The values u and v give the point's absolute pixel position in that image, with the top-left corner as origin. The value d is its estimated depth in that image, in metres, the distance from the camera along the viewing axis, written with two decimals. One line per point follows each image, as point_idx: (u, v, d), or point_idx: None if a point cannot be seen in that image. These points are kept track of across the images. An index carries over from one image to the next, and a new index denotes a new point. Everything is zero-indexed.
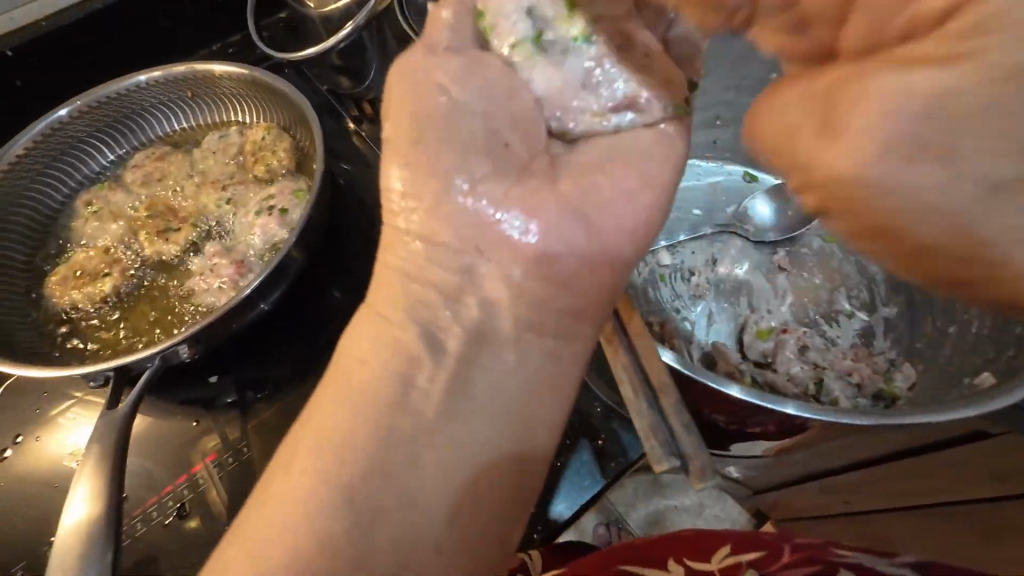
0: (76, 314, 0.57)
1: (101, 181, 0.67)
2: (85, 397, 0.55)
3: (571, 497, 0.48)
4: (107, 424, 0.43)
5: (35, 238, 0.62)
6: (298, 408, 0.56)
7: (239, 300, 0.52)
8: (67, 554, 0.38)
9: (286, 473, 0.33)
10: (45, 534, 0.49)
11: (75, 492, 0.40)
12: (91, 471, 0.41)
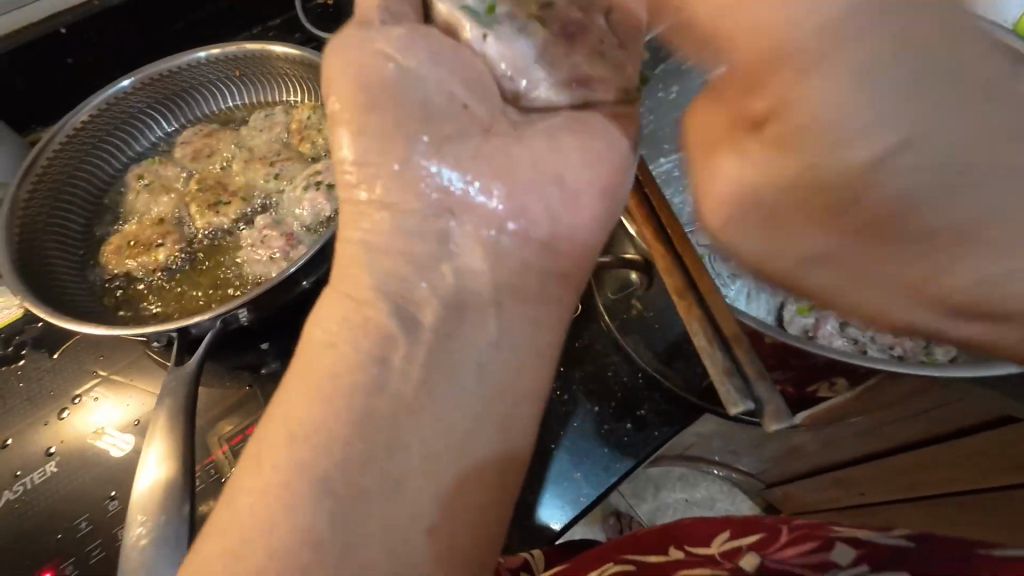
0: (132, 280, 0.59)
1: (150, 156, 0.69)
2: (109, 376, 0.56)
3: (579, 469, 0.50)
4: (176, 380, 0.45)
5: (86, 209, 0.64)
6: None
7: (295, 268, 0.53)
8: (146, 509, 0.40)
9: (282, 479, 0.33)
10: (104, 488, 0.51)
11: (147, 453, 0.42)
12: (161, 429, 0.42)
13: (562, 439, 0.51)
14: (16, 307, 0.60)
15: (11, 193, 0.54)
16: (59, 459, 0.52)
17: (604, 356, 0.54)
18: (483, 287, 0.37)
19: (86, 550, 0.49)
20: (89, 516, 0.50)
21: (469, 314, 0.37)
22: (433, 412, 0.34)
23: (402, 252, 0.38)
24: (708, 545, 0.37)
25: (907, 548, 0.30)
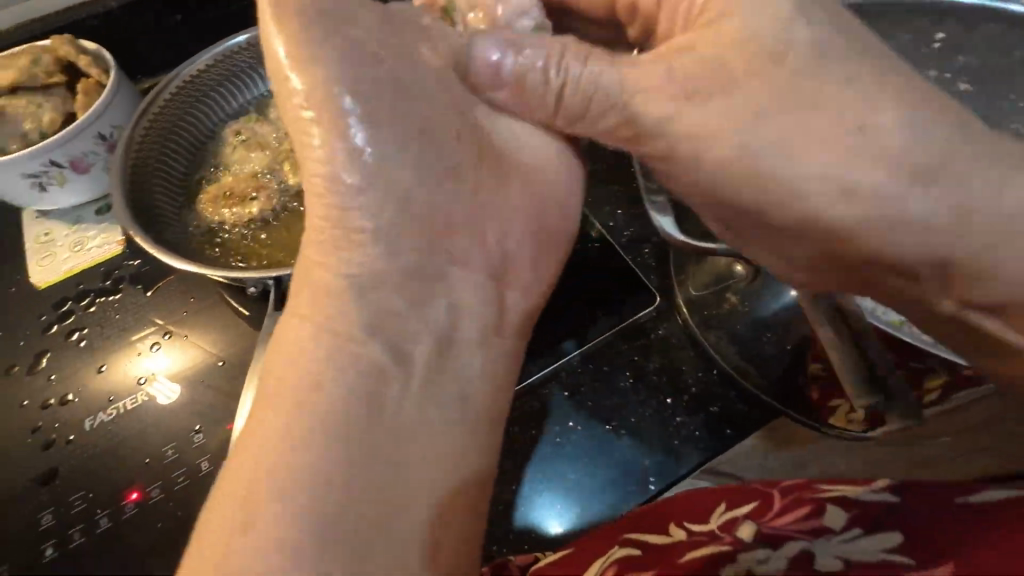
0: (224, 228, 0.62)
1: (246, 114, 0.71)
2: (166, 326, 0.59)
3: (572, 475, 0.50)
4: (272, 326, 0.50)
5: (188, 159, 0.67)
6: None
7: None
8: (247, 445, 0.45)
9: (272, 478, 0.36)
10: (190, 421, 0.54)
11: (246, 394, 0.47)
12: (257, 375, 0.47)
13: (542, 451, 0.51)
14: (115, 245, 0.65)
15: (127, 137, 0.58)
16: (149, 390, 0.55)
17: (680, 349, 0.54)
18: (450, 308, 0.45)
19: (171, 477, 0.51)
20: (173, 446, 0.52)
21: (428, 338, 0.43)
22: (397, 420, 0.39)
23: (381, 291, 0.43)
24: (708, 521, 0.40)
25: (892, 500, 0.36)
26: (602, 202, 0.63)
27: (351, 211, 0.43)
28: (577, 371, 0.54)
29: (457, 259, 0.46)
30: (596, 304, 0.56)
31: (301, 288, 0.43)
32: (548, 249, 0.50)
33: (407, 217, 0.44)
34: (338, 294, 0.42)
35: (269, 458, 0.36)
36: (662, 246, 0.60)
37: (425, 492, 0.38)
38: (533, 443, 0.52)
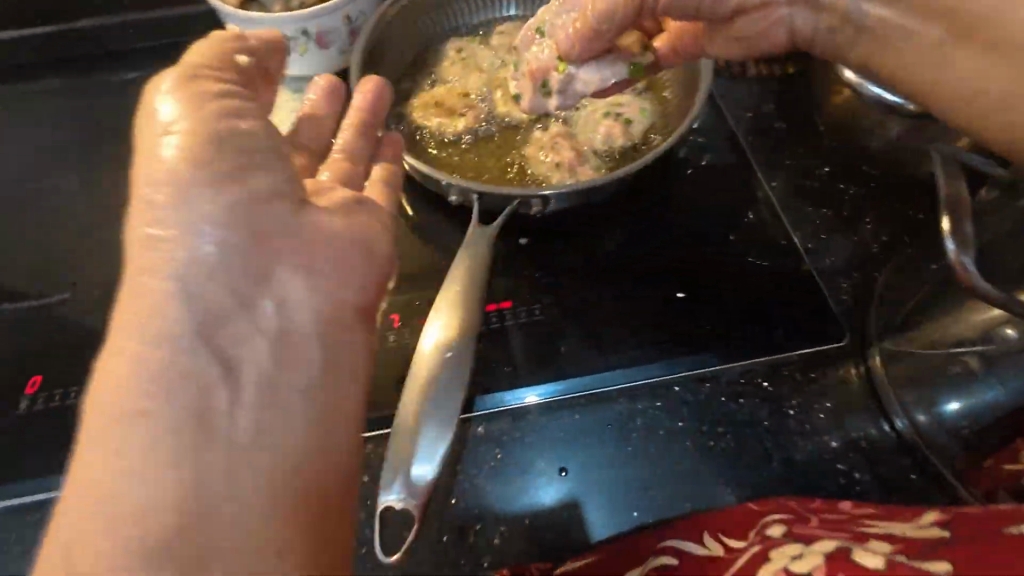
0: (426, 131, 0.64)
1: (470, 34, 0.73)
2: None
3: (605, 470, 0.48)
4: (471, 252, 0.48)
5: (410, 62, 0.69)
6: (588, 300, 0.55)
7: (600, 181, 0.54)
8: (428, 371, 0.41)
9: (85, 493, 0.30)
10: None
11: (432, 322, 0.44)
12: (448, 302, 0.45)
13: (568, 438, 0.49)
14: None
15: (375, 19, 0.63)
16: None
17: (858, 397, 0.50)
18: (189, 313, 0.34)
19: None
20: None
21: (261, 352, 0.36)
22: (128, 386, 0.32)
23: (209, 286, 0.35)
24: (745, 534, 0.39)
25: (945, 537, 0.33)
26: (808, 223, 0.60)
27: (183, 223, 0.35)
28: (740, 381, 0.51)
29: (292, 272, 0.38)
30: (779, 322, 0.53)
31: (127, 294, 0.35)
32: (348, 278, 0.39)
33: (187, 311, 0.34)
34: (172, 308, 0.34)
35: (98, 495, 0.30)
36: (864, 290, 0.55)
37: (239, 527, 0.32)
38: (553, 429, 0.49)
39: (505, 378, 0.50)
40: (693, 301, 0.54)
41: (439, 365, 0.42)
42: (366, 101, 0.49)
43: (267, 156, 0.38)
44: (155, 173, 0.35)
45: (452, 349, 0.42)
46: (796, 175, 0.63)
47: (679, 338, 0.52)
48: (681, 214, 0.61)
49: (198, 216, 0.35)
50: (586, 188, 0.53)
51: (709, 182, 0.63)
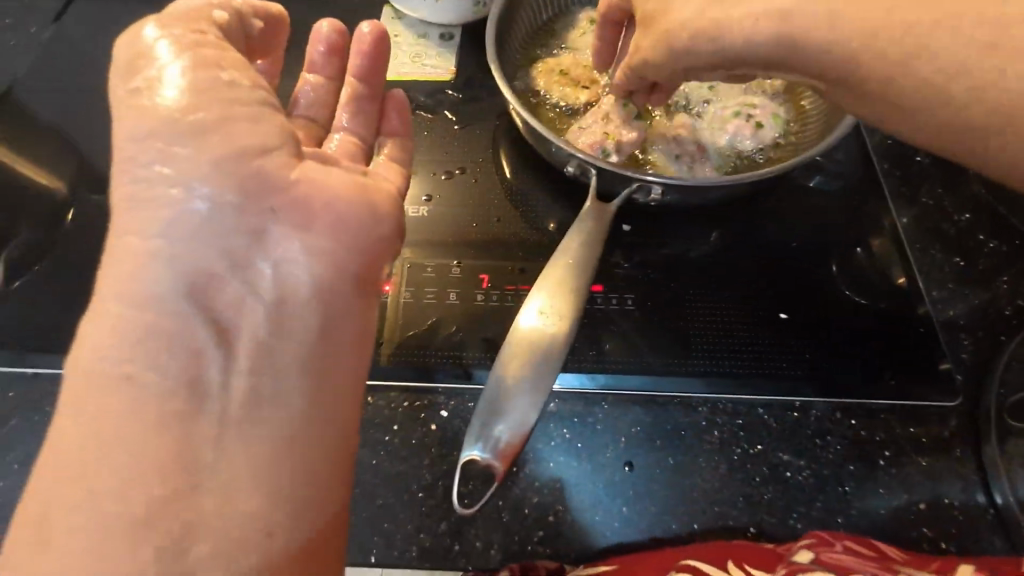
0: (546, 99, 0.63)
1: None
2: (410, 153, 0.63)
3: (671, 473, 0.46)
4: (584, 232, 0.48)
5: (540, 24, 0.67)
6: (684, 300, 0.54)
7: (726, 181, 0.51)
8: (528, 342, 0.41)
9: (83, 413, 0.33)
10: (432, 250, 0.57)
11: (532, 297, 0.44)
12: (552, 277, 0.45)
13: (638, 433, 0.48)
14: (445, 72, 0.69)
15: None
16: (428, 208, 0.59)
17: (958, 464, 0.46)
18: (186, 269, 0.36)
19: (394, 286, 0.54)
20: (411, 253, 0.56)
21: (256, 318, 0.37)
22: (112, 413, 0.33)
23: (204, 245, 0.37)
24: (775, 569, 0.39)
25: None
26: (935, 269, 0.55)
27: (181, 182, 0.37)
28: (830, 418, 0.48)
29: (282, 216, 0.38)
30: (883, 364, 0.50)
31: (112, 253, 0.37)
32: (356, 242, 0.39)
33: (195, 258, 0.37)
34: (157, 266, 0.36)
35: (91, 425, 0.32)
36: (987, 353, 0.50)
37: (252, 501, 0.33)
38: (624, 422, 0.48)
39: (587, 360, 0.50)
40: (795, 324, 0.52)
41: (541, 340, 0.42)
42: (393, 117, 0.50)
43: (256, 110, 0.39)
44: (140, 128, 0.37)
45: (557, 328, 0.42)
46: (932, 216, 0.58)
47: (772, 358, 0.50)
48: (794, 232, 0.58)
49: (193, 190, 0.37)
50: (717, 184, 0.51)
51: (831, 204, 0.60)
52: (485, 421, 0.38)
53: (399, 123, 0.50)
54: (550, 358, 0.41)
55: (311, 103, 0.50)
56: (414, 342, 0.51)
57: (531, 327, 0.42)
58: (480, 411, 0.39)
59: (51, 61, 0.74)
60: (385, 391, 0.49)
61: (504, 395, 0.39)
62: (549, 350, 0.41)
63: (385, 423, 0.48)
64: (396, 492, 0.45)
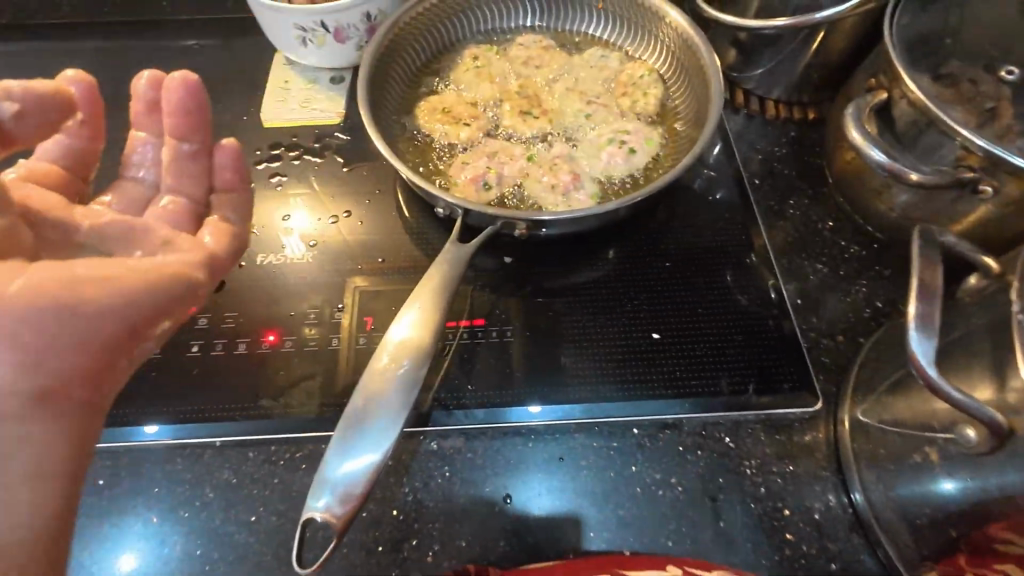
0: (429, 138, 0.64)
1: (489, 41, 0.72)
2: (314, 192, 0.66)
3: (549, 499, 0.47)
4: (452, 259, 0.48)
5: (423, 63, 0.69)
6: (564, 327, 0.55)
7: (592, 212, 0.53)
8: (388, 367, 0.42)
9: None
10: (375, 280, 0.60)
11: (402, 315, 0.45)
12: (416, 305, 0.46)
13: (519, 464, 0.49)
14: (334, 115, 0.71)
15: (393, 19, 0.63)
16: (314, 253, 0.62)
17: (820, 466, 0.49)
18: None
19: (345, 315, 0.57)
20: (363, 281, 0.60)
21: None
22: None
23: None
24: None
25: None
26: (800, 278, 0.58)
27: None
28: (702, 433, 0.50)
29: None
30: (751, 376, 0.52)
31: None
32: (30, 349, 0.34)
33: None
34: None
35: None
36: (848, 356, 0.53)
37: None
38: (508, 454, 0.49)
39: (465, 397, 0.51)
40: (666, 344, 0.53)
41: (387, 383, 0.42)
42: (226, 155, 0.49)
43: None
44: None
45: (404, 368, 0.42)
46: (798, 227, 0.61)
47: (645, 379, 0.52)
48: (670, 252, 0.60)
49: None
50: (581, 216, 0.53)
51: (704, 221, 0.62)
52: (325, 471, 0.39)
53: (237, 176, 0.50)
54: (394, 402, 0.41)
55: (147, 165, 0.50)
56: (298, 390, 0.53)
57: (379, 370, 0.42)
58: (330, 453, 0.40)
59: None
60: (266, 444, 0.50)
61: (348, 445, 0.40)
62: (395, 392, 0.42)
63: (265, 476, 0.49)
64: (276, 544, 0.46)
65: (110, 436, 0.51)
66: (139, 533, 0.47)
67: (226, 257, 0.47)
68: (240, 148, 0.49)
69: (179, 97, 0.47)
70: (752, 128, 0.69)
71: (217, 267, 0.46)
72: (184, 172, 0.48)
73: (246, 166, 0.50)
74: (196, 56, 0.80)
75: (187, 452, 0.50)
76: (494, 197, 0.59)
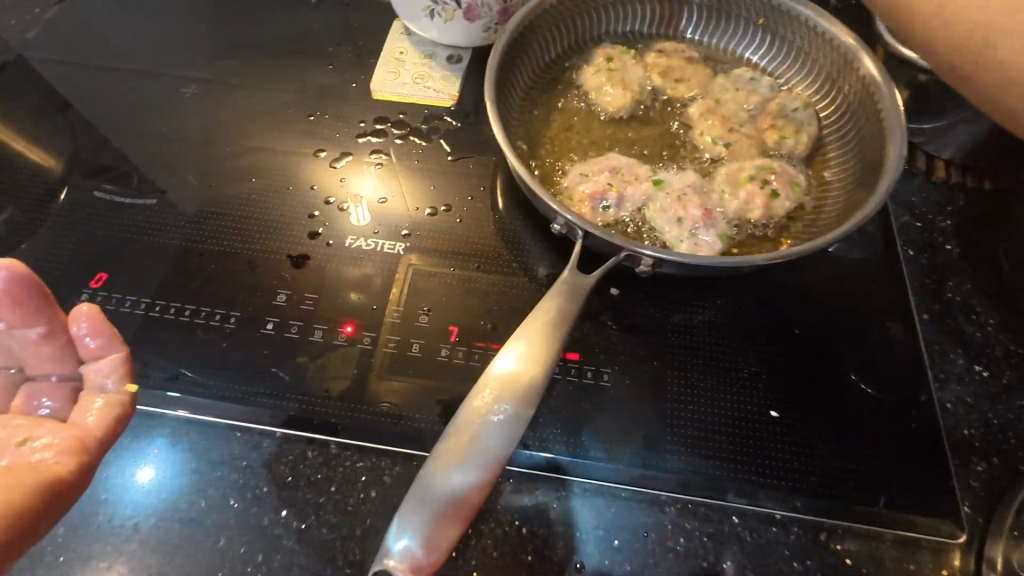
0: (546, 142, 0.58)
1: (626, 43, 0.65)
2: (406, 170, 0.62)
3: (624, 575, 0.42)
4: (572, 288, 0.43)
5: (552, 55, 0.62)
6: (670, 380, 0.49)
7: (737, 263, 0.46)
8: (489, 404, 0.38)
9: None
10: (432, 261, 0.56)
11: (512, 344, 0.40)
12: (527, 335, 0.40)
13: (598, 532, 0.43)
14: (447, 97, 0.66)
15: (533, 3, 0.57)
16: (405, 245, 0.57)
17: None
18: None
19: (394, 288, 0.54)
20: (420, 260, 0.56)
21: None
22: None
23: None
24: None
25: None
26: (951, 376, 0.50)
27: None
28: (812, 536, 0.43)
29: None
30: (880, 484, 0.45)
31: None
32: None
33: None
34: None
35: None
36: (1003, 481, 0.45)
37: None
38: (589, 518, 0.44)
39: (549, 439, 0.46)
40: (785, 425, 0.47)
41: (485, 425, 0.37)
42: (106, 370, 0.42)
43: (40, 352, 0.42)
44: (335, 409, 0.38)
45: (503, 413, 0.37)
46: (955, 314, 0.53)
47: (754, 461, 0.45)
48: (799, 317, 0.53)
49: None
50: (717, 263, 0.46)
51: (842, 287, 0.54)
52: (403, 519, 0.35)
53: (122, 382, 0.42)
54: (489, 452, 0.36)
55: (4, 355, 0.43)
56: (372, 393, 0.49)
57: (476, 411, 0.37)
58: (409, 497, 0.35)
59: (66, 51, 0.74)
60: (328, 445, 0.47)
61: (433, 492, 0.35)
62: (491, 440, 0.36)
63: (318, 484, 0.45)
64: (322, 562, 0.42)
65: (157, 401, 0.48)
66: (163, 456, 0.46)
67: (105, 439, 0.40)
68: (126, 353, 0.42)
69: (80, 333, 0.41)
70: (914, 187, 0.60)
71: (92, 455, 0.39)
72: (50, 379, 0.43)
73: (130, 367, 0.42)
74: (311, 11, 0.76)
75: (244, 436, 0.47)
76: (614, 223, 0.53)
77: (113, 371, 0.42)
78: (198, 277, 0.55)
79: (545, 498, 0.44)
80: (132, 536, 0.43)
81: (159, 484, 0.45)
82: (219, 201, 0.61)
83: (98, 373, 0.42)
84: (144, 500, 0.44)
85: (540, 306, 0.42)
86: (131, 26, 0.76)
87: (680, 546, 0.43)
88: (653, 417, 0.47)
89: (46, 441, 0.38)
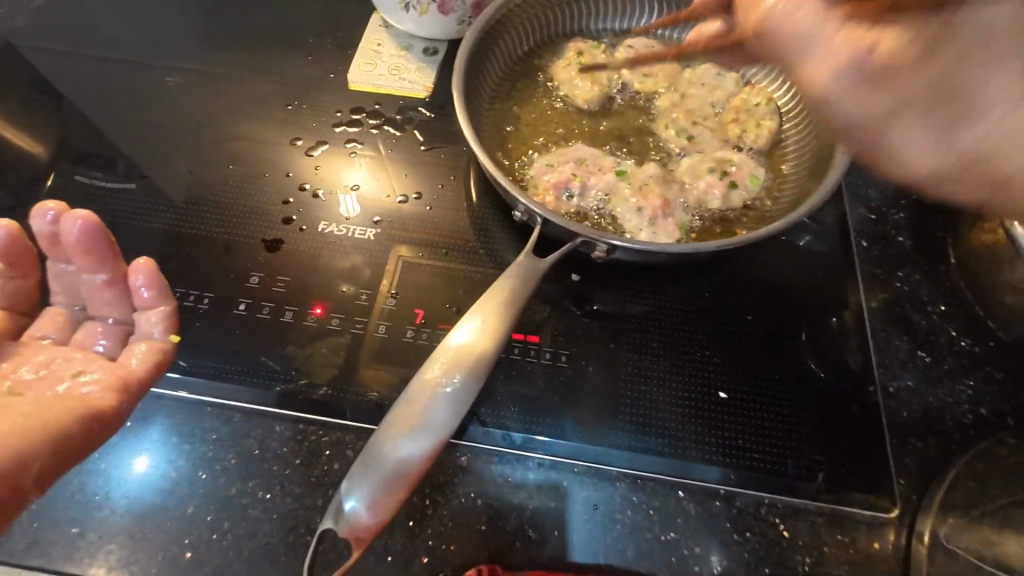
0: (515, 133, 0.60)
1: (597, 37, 0.67)
2: (381, 160, 0.64)
3: (572, 544, 0.44)
4: (526, 270, 0.45)
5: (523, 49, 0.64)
6: (625, 362, 0.51)
7: (688, 249, 0.48)
8: (438, 377, 0.40)
9: None
10: (420, 251, 0.58)
11: (465, 322, 0.42)
12: (480, 314, 0.42)
13: (549, 505, 0.45)
14: (422, 88, 0.68)
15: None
16: (377, 232, 0.59)
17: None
18: None
19: (384, 279, 0.56)
20: (409, 251, 0.58)
21: None
22: None
23: None
24: None
25: None
26: (895, 362, 0.52)
27: None
28: (752, 511, 0.45)
29: None
30: (820, 463, 0.47)
31: None
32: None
33: None
34: None
35: None
36: (938, 461, 0.47)
37: None
38: (542, 492, 0.46)
39: (506, 416, 0.48)
40: (731, 405, 0.49)
41: (435, 396, 0.39)
42: (156, 320, 0.46)
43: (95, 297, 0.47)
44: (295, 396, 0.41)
45: (452, 385, 0.39)
46: (903, 303, 0.55)
47: (700, 439, 0.48)
48: (753, 305, 0.55)
49: None
50: (669, 250, 0.48)
51: (796, 276, 0.56)
52: (352, 483, 0.37)
53: (168, 333, 0.47)
54: (437, 421, 0.38)
55: (67, 292, 0.48)
56: (339, 371, 0.51)
57: (427, 383, 0.39)
58: (358, 462, 0.37)
59: (52, 39, 0.75)
60: (296, 421, 0.49)
61: (382, 459, 0.37)
62: (439, 410, 0.39)
63: (285, 457, 0.47)
64: (285, 529, 0.44)
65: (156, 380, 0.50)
66: (161, 444, 0.47)
67: (147, 382, 0.45)
68: (174, 309, 0.47)
69: (138, 285, 0.45)
70: (871, 182, 0.62)
71: (136, 395, 0.44)
72: (105, 321, 0.48)
73: (175, 321, 0.47)
74: (293, 3, 0.78)
75: (216, 411, 0.49)
76: (577, 211, 0.55)
77: (163, 321, 0.46)
78: (175, 260, 0.57)
79: (500, 472, 0.46)
80: (105, 504, 0.45)
81: (156, 474, 0.46)
82: (198, 187, 0.62)
83: (147, 321, 0.46)
84: (138, 486, 0.45)
85: (495, 286, 0.44)
86: (117, 15, 0.77)
87: (626, 519, 0.45)
88: (607, 397, 0.49)
89: (96, 377, 0.43)
